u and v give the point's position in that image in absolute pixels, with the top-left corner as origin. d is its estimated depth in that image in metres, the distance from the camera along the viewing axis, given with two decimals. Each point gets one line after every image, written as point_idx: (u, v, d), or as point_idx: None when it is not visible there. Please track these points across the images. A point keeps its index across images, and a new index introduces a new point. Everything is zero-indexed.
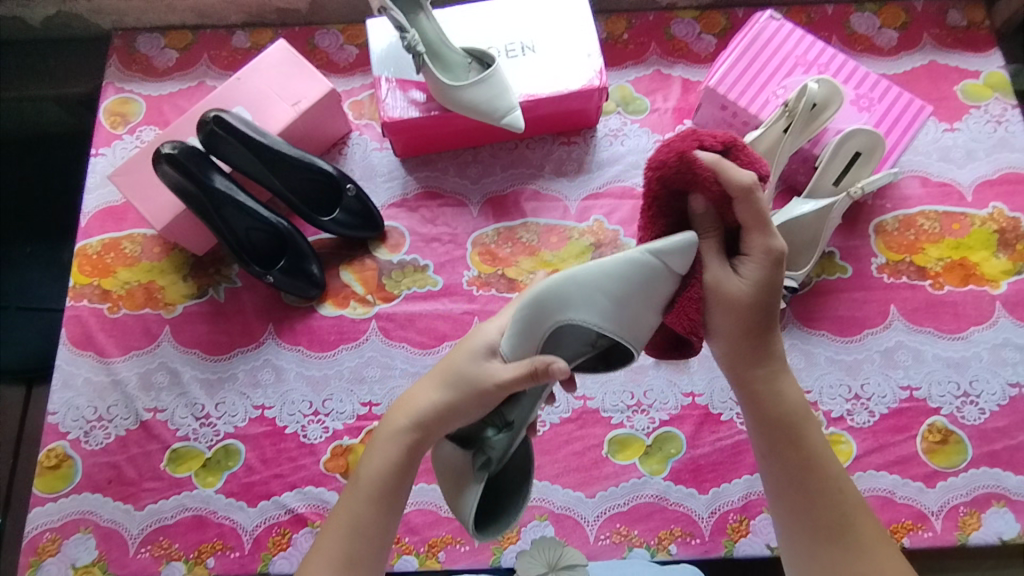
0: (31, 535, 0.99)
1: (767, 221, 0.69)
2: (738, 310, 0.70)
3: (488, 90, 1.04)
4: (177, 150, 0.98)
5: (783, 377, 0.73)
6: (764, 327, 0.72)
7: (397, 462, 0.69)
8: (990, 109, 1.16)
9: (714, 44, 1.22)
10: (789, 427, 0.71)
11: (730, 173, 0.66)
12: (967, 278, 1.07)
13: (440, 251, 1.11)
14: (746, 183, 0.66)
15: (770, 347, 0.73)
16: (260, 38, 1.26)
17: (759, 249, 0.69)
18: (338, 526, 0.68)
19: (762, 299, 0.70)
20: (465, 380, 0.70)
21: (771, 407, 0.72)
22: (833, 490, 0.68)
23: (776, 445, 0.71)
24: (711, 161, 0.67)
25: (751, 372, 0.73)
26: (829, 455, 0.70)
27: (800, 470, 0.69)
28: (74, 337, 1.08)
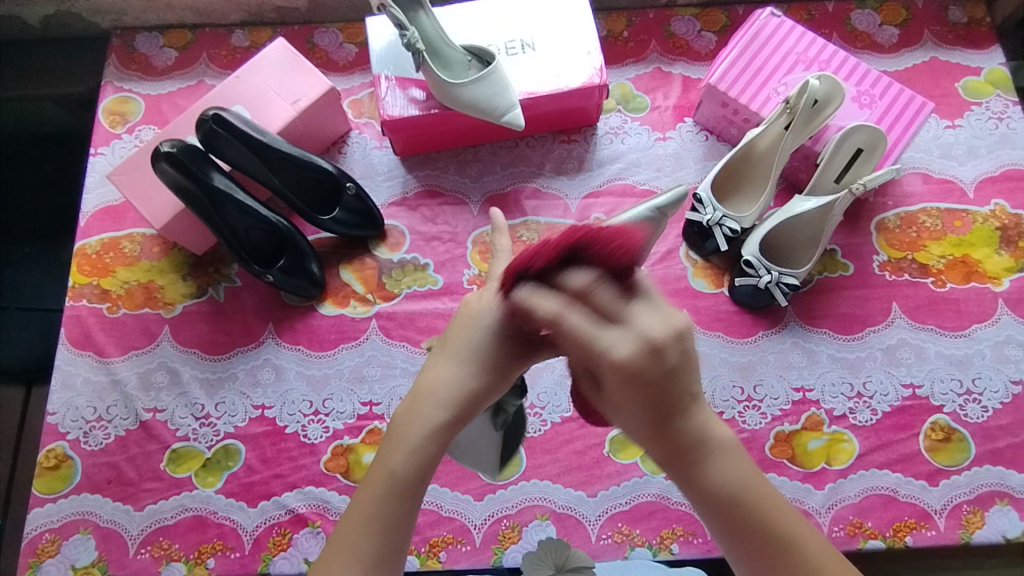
0: (30, 537, 0.99)
1: (598, 327, 0.49)
2: (630, 415, 0.52)
3: (487, 87, 1.03)
4: (175, 149, 0.98)
5: (714, 444, 0.54)
6: (675, 415, 0.52)
7: (430, 452, 0.60)
8: (991, 105, 1.16)
9: (714, 41, 1.22)
10: (734, 509, 0.54)
11: (539, 304, 0.50)
12: (969, 275, 1.07)
13: (440, 250, 1.11)
14: (558, 306, 0.49)
15: (690, 429, 0.53)
16: (260, 36, 1.25)
17: (610, 370, 0.49)
18: (364, 525, 0.58)
19: (652, 396, 0.50)
20: (498, 360, 0.61)
21: (705, 496, 0.54)
22: (798, 562, 0.53)
23: (724, 531, 0.54)
24: (518, 297, 0.50)
25: (682, 468, 0.54)
26: (785, 512, 0.55)
27: (756, 552, 0.54)
28: (73, 337, 1.08)
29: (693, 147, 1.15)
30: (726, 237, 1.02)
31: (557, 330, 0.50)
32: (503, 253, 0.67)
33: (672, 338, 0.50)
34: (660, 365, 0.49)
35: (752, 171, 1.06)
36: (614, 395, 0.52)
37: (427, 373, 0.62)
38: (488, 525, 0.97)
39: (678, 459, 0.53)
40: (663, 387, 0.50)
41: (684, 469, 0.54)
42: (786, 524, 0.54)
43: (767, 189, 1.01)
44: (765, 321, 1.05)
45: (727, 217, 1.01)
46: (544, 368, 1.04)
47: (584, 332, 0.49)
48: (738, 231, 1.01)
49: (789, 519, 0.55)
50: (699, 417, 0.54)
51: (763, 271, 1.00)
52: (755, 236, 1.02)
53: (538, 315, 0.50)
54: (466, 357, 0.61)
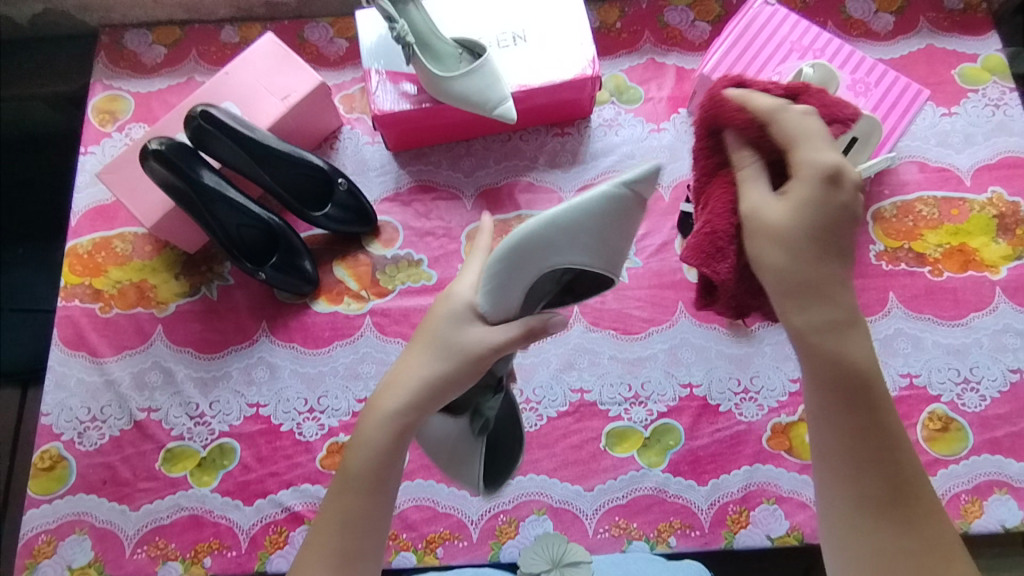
0: (27, 537, 0.98)
1: (806, 136, 0.61)
2: (783, 245, 0.60)
3: (478, 81, 1.02)
4: (164, 146, 0.97)
5: (857, 317, 0.60)
6: (827, 259, 0.60)
7: (384, 442, 0.65)
8: (988, 92, 1.15)
9: (708, 32, 1.21)
10: (857, 386, 0.59)
11: (759, 99, 0.64)
12: (966, 263, 1.06)
13: (434, 245, 1.10)
14: (772, 105, 0.63)
15: (827, 298, 0.60)
16: (249, 32, 1.24)
17: (804, 169, 0.61)
18: (331, 521, 0.64)
19: (814, 227, 0.60)
20: (454, 352, 0.67)
21: (837, 358, 0.59)
22: (897, 455, 0.60)
23: (837, 404, 0.60)
24: (740, 94, 0.65)
25: (822, 321, 0.59)
26: (895, 413, 0.60)
27: (867, 426, 0.59)
28: (67, 337, 1.08)
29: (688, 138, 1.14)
30: None
31: (766, 123, 0.63)
32: (480, 253, 0.74)
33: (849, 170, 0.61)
34: (843, 194, 0.60)
35: None
36: (783, 204, 0.61)
37: (395, 368, 0.69)
38: (484, 521, 0.96)
39: (813, 317, 0.60)
40: (836, 218, 0.60)
41: (828, 329, 0.59)
42: (895, 423, 0.60)
43: None
44: None
45: None
46: (540, 363, 1.04)
47: (796, 131, 0.61)
48: None
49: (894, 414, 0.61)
50: (847, 288, 0.61)
51: None
52: None
53: (748, 108, 0.64)
54: (431, 351, 0.68)
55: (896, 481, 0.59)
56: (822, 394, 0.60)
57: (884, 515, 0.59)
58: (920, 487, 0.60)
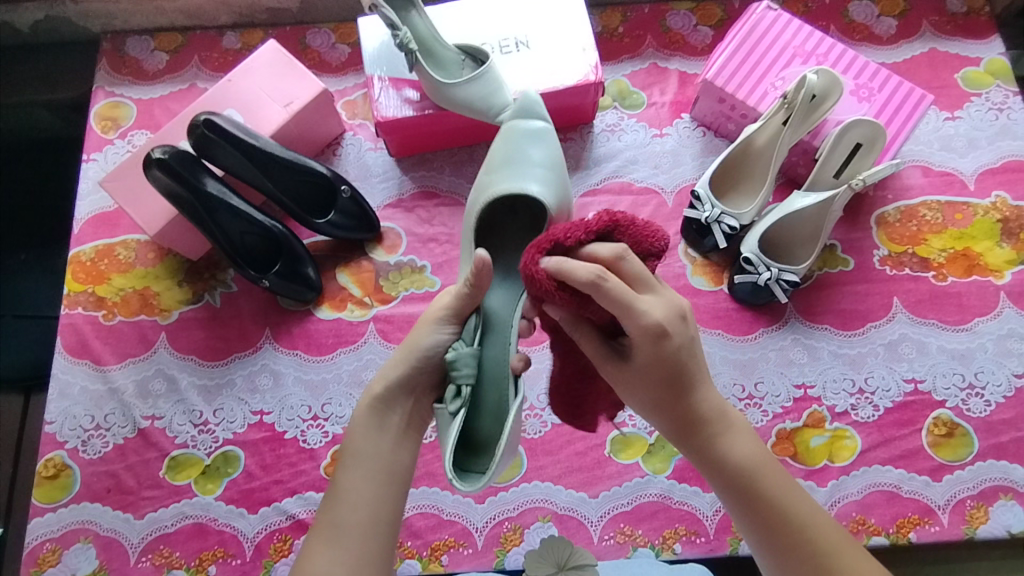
0: (31, 546, 0.98)
1: (637, 296, 0.62)
2: (642, 387, 0.68)
3: (481, 87, 1.01)
4: (168, 155, 0.96)
5: (727, 421, 0.71)
6: (689, 388, 0.69)
7: (367, 419, 0.75)
8: (992, 96, 1.14)
9: (711, 36, 1.21)
10: (743, 483, 0.68)
11: (576, 270, 0.60)
12: (971, 268, 1.06)
13: (438, 252, 1.10)
14: (596, 271, 0.60)
15: (706, 412, 0.70)
16: (251, 38, 1.24)
17: (642, 334, 0.63)
18: (326, 503, 0.70)
19: (662, 372, 0.67)
20: (422, 325, 0.76)
21: (720, 465, 0.69)
22: (805, 531, 0.66)
23: (738, 506, 0.68)
24: (553, 264, 0.61)
25: (695, 442, 0.70)
26: (793, 492, 0.68)
27: (761, 515, 0.67)
28: (70, 345, 1.07)
29: (690, 143, 1.14)
30: (725, 235, 1.01)
31: (595, 293, 0.60)
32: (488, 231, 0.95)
33: (674, 318, 0.65)
34: (674, 340, 0.65)
35: (751, 165, 1.05)
36: (633, 370, 0.67)
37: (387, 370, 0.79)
38: (489, 528, 0.96)
39: (699, 443, 0.70)
40: (681, 361, 0.67)
41: (700, 443, 0.70)
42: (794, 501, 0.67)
43: (766, 186, 1.01)
44: (765, 317, 1.05)
45: (726, 214, 1.00)
46: (543, 369, 1.03)
47: (625, 295, 0.61)
48: (737, 228, 1.01)
49: (794, 493, 0.68)
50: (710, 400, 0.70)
51: (762, 268, 0.99)
52: (754, 234, 1.02)
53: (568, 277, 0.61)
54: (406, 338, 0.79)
55: (805, 556, 0.65)
56: (727, 499, 0.70)
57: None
58: (834, 548, 0.65)
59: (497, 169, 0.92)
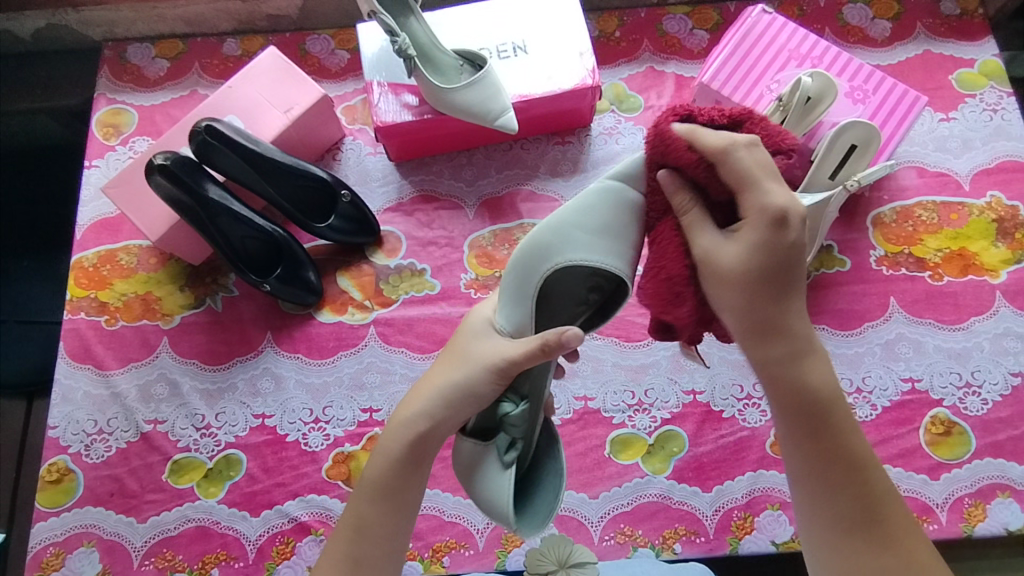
0: (35, 550, 0.99)
1: (763, 175, 0.61)
2: (741, 279, 0.62)
3: (480, 92, 1.03)
4: (170, 161, 0.98)
5: (814, 348, 0.64)
6: (784, 291, 0.62)
7: (394, 451, 0.69)
8: (986, 97, 1.15)
9: (707, 40, 1.22)
10: (817, 410, 0.63)
11: (708, 137, 0.63)
12: (966, 268, 1.06)
13: (437, 255, 1.11)
14: (728, 141, 0.62)
15: (792, 321, 0.63)
16: (251, 44, 1.25)
17: (757, 214, 0.61)
18: (344, 527, 0.68)
19: (771, 264, 0.61)
20: (473, 368, 0.70)
21: (797, 385, 0.63)
22: (865, 472, 0.63)
23: (802, 430, 0.63)
24: (688, 129, 0.64)
25: (774, 353, 0.63)
26: (856, 432, 0.64)
27: (827, 452, 0.63)
28: (73, 350, 1.08)
29: None
30: None
31: (721, 161, 0.62)
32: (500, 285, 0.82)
33: (796, 212, 0.61)
34: (791, 230, 0.61)
35: None
36: (737, 247, 0.62)
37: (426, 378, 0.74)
38: (490, 529, 0.97)
39: (776, 352, 0.63)
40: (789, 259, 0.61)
41: (786, 361, 0.63)
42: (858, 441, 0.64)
43: None
44: None
45: None
46: None
47: (752, 171, 0.61)
48: None
49: (861, 439, 0.65)
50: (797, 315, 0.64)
51: None
52: None
53: (698, 147, 0.63)
54: (444, 365, 0.73)
55: (861, 496, 0.63)
56: (788, 420, 0.64)
57: (851, 534, 0.62)
58: (887, 503, 0.63)
59: (578, 230, 0.73)
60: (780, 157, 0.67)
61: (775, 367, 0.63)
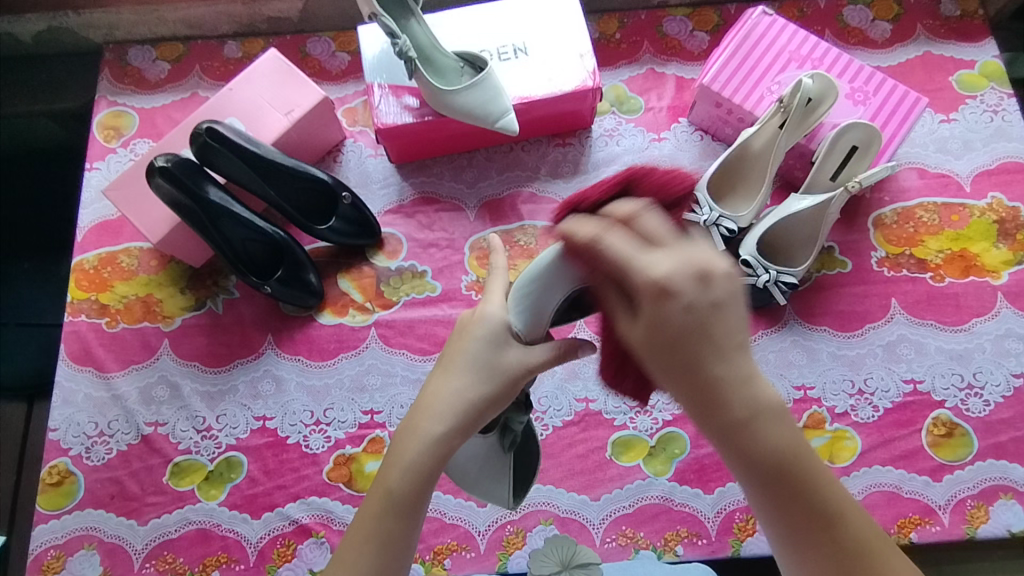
0: (36, 553, 0.99)
1: (637, 253, 0.54)
2: (658, 362, 0.53)
3: (481, 94, 1.03)
4: (171, 163, 0.98)
5: (762, 408, 0.54)
6: (702, 362, 0.53)
7: (425, 468, 0.62)
8: (986, 99, 1.15)
9: (707, 41, 1.22)
10: (776, 472, 0.55)
11: (582, 229, 0.58)
12: (968, 269, 1.06)
13: (438, 257, 1.11)
14: (596, 232, 0.56)
15: (731, 386, 0.53)
16: (252, 47, 1.25)
17: (643, 292, 0.53)
18: (364, 538, 0.62)
19: (675, 337, 0.52)
20: (500, 385, 0.64)
21: (750, 454, 0.55)
22: (835, 519, 0.57)
23: (760, 491, 0.57)
24: (569, 227, 0.59)
25: (718, 423, 0.54)
26: (825, 474, 0.58)
27: (792, 511, 0.56)
28: (74, 353, 1.08)
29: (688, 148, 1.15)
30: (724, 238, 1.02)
31: (594, 253, 0.56)
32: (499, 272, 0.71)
33: (688, 277, 0.52)
34: (680, 300, 0.52)
35: (748, 171, 1.06)
36: (642, 326, 0.54)
37: (438, 380, 0.65)
38: (492, 531, 0.97)
39: (719, 424, 0.54)
40: (705, 325, 0.52)
41: (730, 432, 0.54)
42: (825, 489, 0.57)
43: (764, 188, 1.02)
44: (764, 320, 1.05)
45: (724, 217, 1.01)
46: (544, 373, 1.04)
47: (623, 256, 0.54)
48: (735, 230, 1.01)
49: (828, 482, 0.57)
50: (744, 378, 0.54)
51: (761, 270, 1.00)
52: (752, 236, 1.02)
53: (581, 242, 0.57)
54: (467, 370, 0.64)
55: (836, 546, 0.56)
56: (747, 481, 0.57)
57: None
58: (865, 547, 0.57)
59: None
60: (675, 209, 0.62)
61: (722, 437, 0.55)
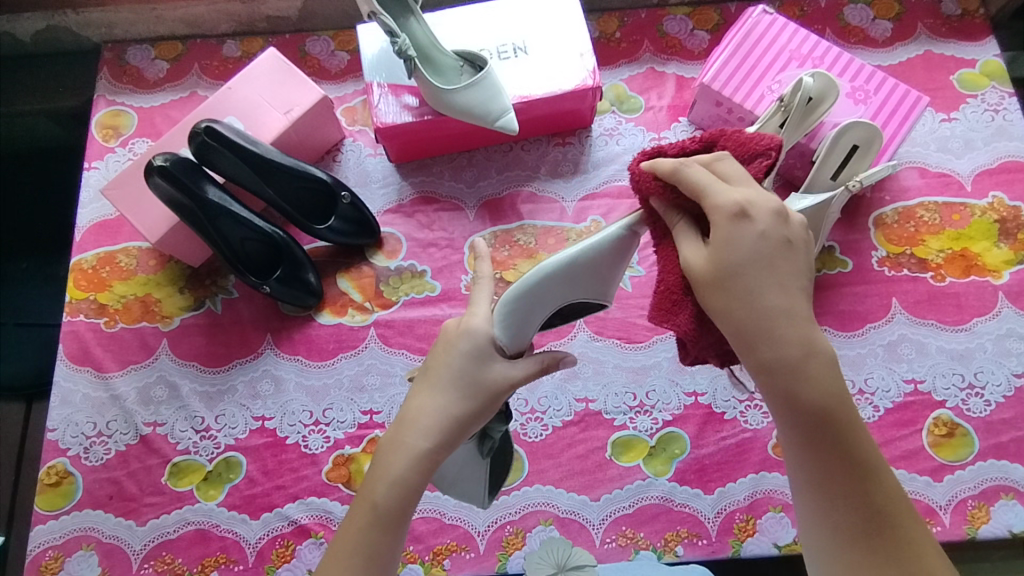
0: (34, 554, 0.99)
1: (711, 182, 0.59)
2: (716, 285, 0.58)
3: (480, 92, 1.02)
4: (169, 162, 0.98)
5: (815, 349, 0.57)
6: (759, 291, 0.57)
7: (411, 481, 0.62)
8: (987, 98, 1.15)
9: (707, 40, 1.21)
10: (820, 420, 0.57)
11: (662, 163, 0.62)
12: (969, 269, 1.06)
13: (438, 256, 1.11)
14: (676, 162, 0.61)
15: (784, 324, 0.57)
16: (251, 46, 1.25)
17: (717, 214, 0.58)
18: (348, 553, 0.60)
19: (744, 259, 0.57)
20: (486, 399, 0.64)
21: (792, 397, 0.57)
22: (871, 484, 0.58)
23: (801, 440, 0.58)
24: (649, 162, 0.64)
25: (767, 358, 0.57)
26: (867, 439, 0.59)
27: (831, 459, 0.57)
28: (72, 353, 1.08)
29: None
30: None
31: (673, 182, 0.61)
32: (484, 280, 0.69)
33: (771, 213, 0.58)
34: (755, 225, 0.58)
35: None
36: (709, 252, 0.59)
37: (421, 395, 0.64)
38: (491, 532, 0.96)
39: (766, 358, 0.57)
40: (759, 251, 0.57)
41: (778, 370, 0.57)
42: (867, 450, 0.58)
43: None
44: None
45: None
46: (544, 373, 1.03)
47: (699, 182, 0.60)
48: None
49: (868, 442, 0.58)
50: (795, 322, 0.57)
51: None
52: None
53: (657, 174, 0.63)
54: (450, 386, 0.64)
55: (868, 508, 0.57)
56: (786, 429, 0.58)
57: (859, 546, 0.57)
58: (892, 507, 0.58)
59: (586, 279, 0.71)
60: (759, 160, 0.64)
61: (765, 376, 0.57)
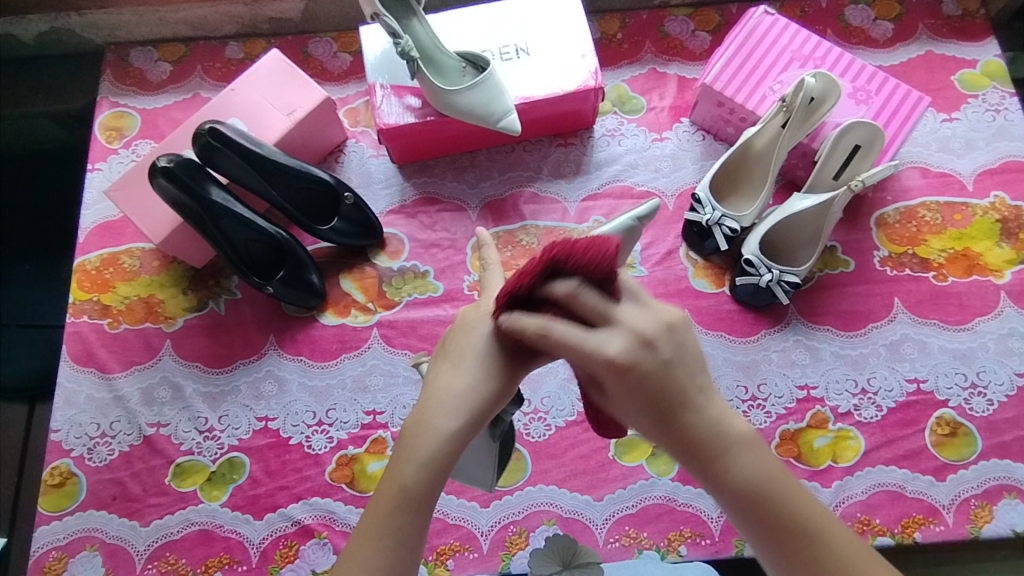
0: (37, 555, 0.99)
1: (587, 336, 0.55)
2: (631, 409, 0.58)
3: (482, 94, 1.03)
4: (172, 164, 0.97)
5: (728, 435, 0.58)
6: (675, 415, 0.57)
7: (440, 462, 0.59)
8: (988, 97, 1.15)
9: (708, 41, 1.22)
10: (753, 496, 0.57)
11: (524, 325, 0.56)
12: (971, 268, 1.06)
13: (440, 257, 1.11)
14: (539, 323, 0.55)
15: (705, 427, 0.57)
16: (254, 48, 1.26)
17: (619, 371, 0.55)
18: (378, 536, 0.58)
19: (652, 396, 0.56)
20: (512, 374, 0.62)
21: (722, 481, 0.57)
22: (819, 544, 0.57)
23: (740, 515, 0.58)
24: (507, 320, 0.57)
25: (696, 456, 0.58)
26: (801, 497, 0.58)
27: (777, 537, 0.57)
28: (75, 354, 1.08)
29: (690, 147, 1.15)
30: (726, 237, 1.02)
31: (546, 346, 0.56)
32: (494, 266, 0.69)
33: (639, 347, 0.55)
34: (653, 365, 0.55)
35: (750, 169, 1.07)
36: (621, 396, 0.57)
37: (439, 379, 0.63)
38: (494, 532, 0.96)
39: (702, 457, 0.58)
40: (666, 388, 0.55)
41: (704, 463, 0.58)
42: (805, 507, 0.58)
43: (766, 190, 1.02)
44: (767, 320, 1.05)
45: (727, 216, 1.02)
46: (548, 372, 1.04)
47: (575, 344, 0.55)
48: (738, 230, 1.02)
49: (804, 501, 0.58)
50: (712, 413, 0.58)
51: (764, 269, 1.00)
52: (755, 235, 1.02)
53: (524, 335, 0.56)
54: (474, 363, 0.62)
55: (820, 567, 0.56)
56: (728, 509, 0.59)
57: None
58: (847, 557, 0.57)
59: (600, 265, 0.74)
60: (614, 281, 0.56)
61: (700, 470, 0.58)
